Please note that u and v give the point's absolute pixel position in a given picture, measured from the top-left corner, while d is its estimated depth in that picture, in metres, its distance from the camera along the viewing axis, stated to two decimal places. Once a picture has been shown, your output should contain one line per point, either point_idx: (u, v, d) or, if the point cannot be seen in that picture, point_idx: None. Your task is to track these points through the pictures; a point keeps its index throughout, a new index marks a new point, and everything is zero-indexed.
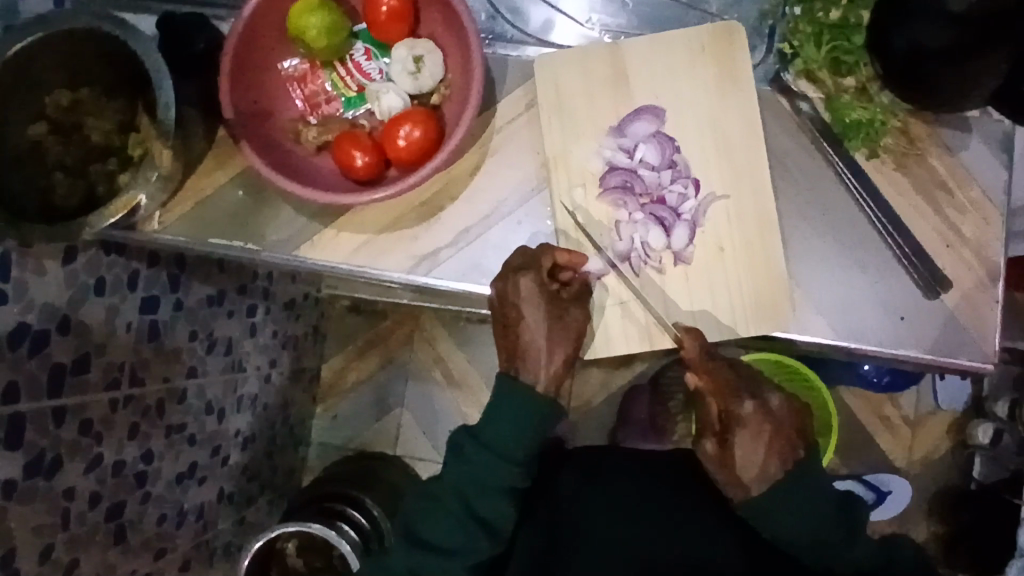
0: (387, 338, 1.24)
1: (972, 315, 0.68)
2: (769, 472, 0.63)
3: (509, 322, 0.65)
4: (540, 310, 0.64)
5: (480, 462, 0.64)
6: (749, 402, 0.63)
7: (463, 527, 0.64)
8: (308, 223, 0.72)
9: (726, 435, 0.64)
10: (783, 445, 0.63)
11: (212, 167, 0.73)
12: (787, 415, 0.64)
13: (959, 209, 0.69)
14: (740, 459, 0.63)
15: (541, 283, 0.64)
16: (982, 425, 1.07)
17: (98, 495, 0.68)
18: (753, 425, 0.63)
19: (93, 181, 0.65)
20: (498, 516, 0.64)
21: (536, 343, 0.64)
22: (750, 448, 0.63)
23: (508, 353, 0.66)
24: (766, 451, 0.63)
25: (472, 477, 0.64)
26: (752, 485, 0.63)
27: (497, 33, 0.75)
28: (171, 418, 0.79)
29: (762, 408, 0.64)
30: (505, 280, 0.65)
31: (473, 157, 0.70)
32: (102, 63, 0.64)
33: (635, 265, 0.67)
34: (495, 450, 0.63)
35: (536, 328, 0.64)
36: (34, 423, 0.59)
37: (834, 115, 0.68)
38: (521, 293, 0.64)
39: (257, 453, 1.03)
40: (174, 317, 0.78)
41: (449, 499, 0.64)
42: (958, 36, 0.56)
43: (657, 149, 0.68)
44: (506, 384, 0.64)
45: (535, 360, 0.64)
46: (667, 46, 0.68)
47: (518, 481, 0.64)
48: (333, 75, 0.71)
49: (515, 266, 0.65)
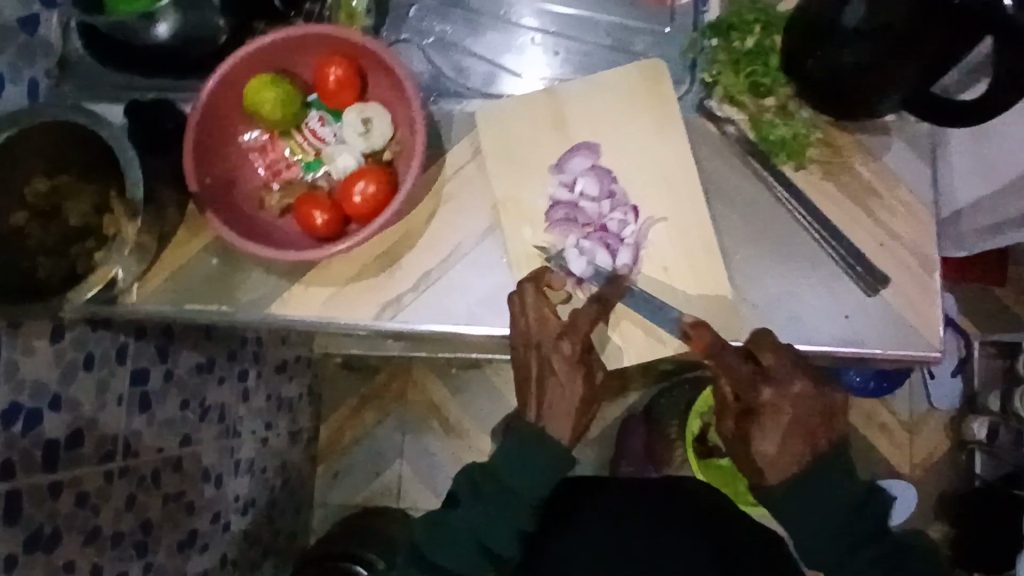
0: (379, 394, 1.37)
1: (912, 308, 0.71)
2: (787, 464, 0.63)
3: (541, 385, 0.65)
4: (576, 376, 0.64)
5: (496, 505, 0.66)
6: (766, 390, 0.62)
7: (471, 556, 0.66)
8: (278, 281, 0.75)
9: (746, 423, 0.64)
10: (805, 437, 0.63)
11: (185, 238, 0.76)
12: (809, 405, 0.62)
13: (889, 209, 0.73)
14: (758, 446, 0.63)
15: (578, 350, 0.65)
16: (977, 421, 1.16)
17: (97, 567, 0.77)
18: (772, 414, 0.62)
19: (73, 260, 0.70)
20: (507, 553, 0.67)
21: (569, 402, 0.64)
22: (768, 438, 0.63)
23: (537, 408, 0.65)
24: (785, 448, 0.63)
25: (494, 520, 0.66)
26: (770, 474, 0.64)
27: (441, 90, 0.79)
28: (167, 488, 0.89)
29: (780, 394, 0.62)
30: (545, 342, 0.65)
31: (428, 206, 0.74)
32: (80, 149, 0.69)
33: (611, 281, 0.69)
34: (521, 495, 0.66)
35: (570, 394, 0.64)
36: (32, 498, 0.67)
37: (759, 134, 0.73)
38: (559, 362, 0.64)
39: (257, 517, 1.14)
40: (165, 387, 0.88)
41: (464, 535, 0.66)
42: (869, 49, 0.61)
43: (596, 182, 0.72)
44: (531, 437, 0.65)
45: (562, 417, 0.64)
46: (597, 86, 0.73)
47: (528, 524, 0.67)
48: (291, 142, 0.76)
49: (546, 330, 0.65)
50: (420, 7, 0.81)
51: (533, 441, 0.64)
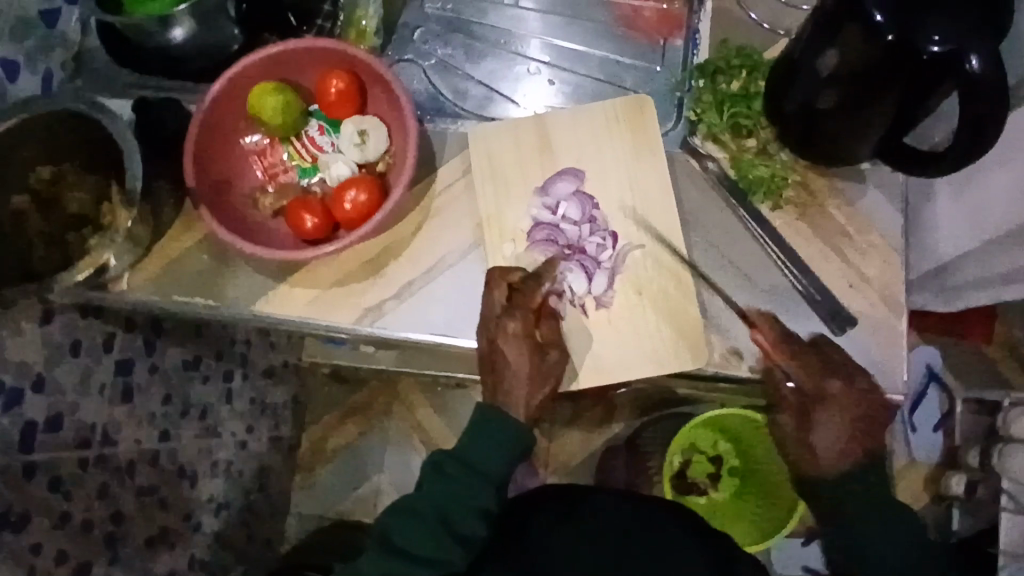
0: (365, 407, 1.39)
1: (879, 350, 0.73)
2: (844, 455, 0.71)
3: (494, 365, 0.70)
4: (524, 354, 0.69)
5: (459, 483, 0.68)
6: (835, 382, 0.69)
7: (434, 538, 0.67)
8: (265, 280, 0.77)
9: (810, 410, 0.71)
10: (859, 432, 0.70)
11: (179, 233, 0.78)
12: (869, 399, 0.70)
13: (861, 253, 0.75)
14: (820, 434, 0.70)
15: (527, 329, 0.70)
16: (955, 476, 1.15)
17: (65, 554, 0.77)
18: (839, 404, 0.69)
19: (69, 247, 0.72)
20: (472, 534, 0.69)
21: (517, 378, 0.69)
22: (831, 428, 0.70)
23: (492, 388, 0.70)
24: (844, 441, 0.70)
25: (459, 500, 0.68)
26: (826, 461, 0.71)
27: (438, 109, 0.82)
28: (141, 480, 0.90)
29: (848, 388, 0.69)
30: (494, 322, 0.70)
31: (415, 218, 0.77)
32: (82, 141, 0.72)
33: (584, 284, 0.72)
34: (485, 475, 0.68)
35: (522, 372, 0.69)
36: (5, 477, 0.69)
37: (739, 172, 0.75)
38: (507, 337, 0.69)
39: (231, 521, 1.13)
40: (149, 379, 0.91)
41: (427, 514, 0.68)
42: (837, 96, 0.64)
43: (577, 207, 0.75)
44: (490, 415, 0.69)
45: (515, 395, 0.69)
46: (585, 116, 0.77)
47: (492, 504, 0.69)
48: (290, 149, 0.79)
49: (502, 308, 0.70)
50: (426, 30, 0.85)
51: (493, 417, 0.68)
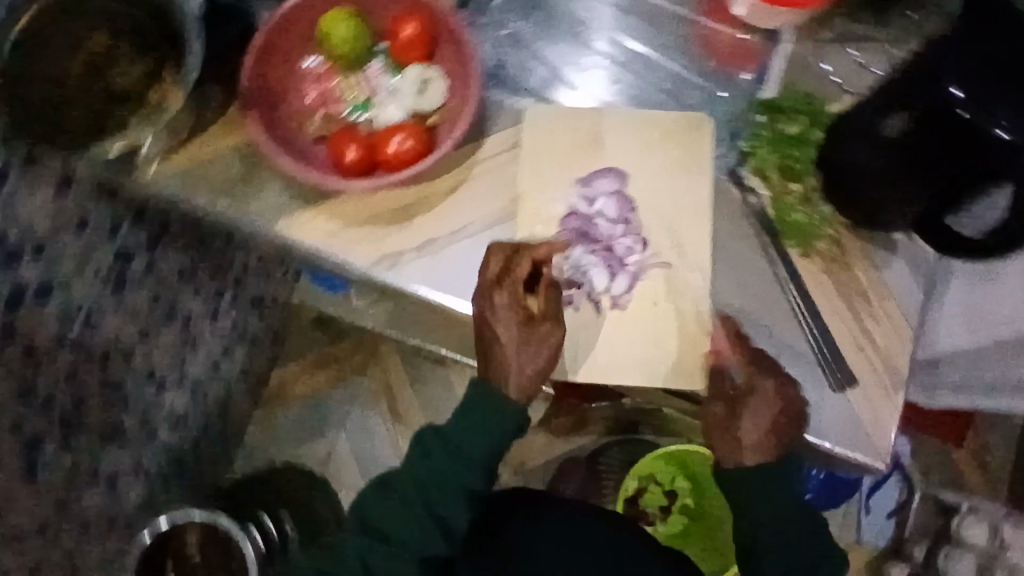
0: (342, 359, 1.37)
1: (870, 415, 0.73)
2: (765, 449, 0.68)
3: (486, 342, 0.70)
4: (511, 327, 0.68)
5: (443, 465, 0.70)
6: (766, 379, 0.70)
7: (414, 520, 0.70)
8: (290, 201, 0.77)
9: (740, 402, 0.70)
10: (780, 432, 0.69)
11: (217, 135, 0.78)
12: (797, 404, 0.70)
13: (875, 318, 0.75)
14: (745, 425, 0.69)
15: (515, 301, 0.69)
16: (897, 565, 1.14)
17: (20, 426, 0.76)
18: (768, 400, 0.69)
19: (109, 122, 0.72)
20: (451, 515, 0.70)
21: (507, 355, 0.68)
22: (756, 419, 0.69)
23: (486, 366, 0.70)
24: (767, 435, 0.68)
25: (441, 485, 0.70)
26: (747, 453, 0.68)
27: (501, 79, 0.82)
28: (110, 373, 0.89)
29: (777, 387, 0.70)
30: (482, 298, 0.70)
31: (453, 179, 0.76)
32: (147, 22, 0.72)
33: (605, 280, 0.73)
34: (471, 459, 0.69)
35: (511, 348, 0.68)
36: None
37: (778, 212, 0.76)
38: (494, 311, 0.69)
39: (185, 437, 1.12)
40: (144, 276, 0.91)
41: (410, 498, 0.70)
42: (893, 158, 0.66)
43: (615, 206, 0.75)
44: (485, 391, 0.69)
45: (506, 372, 0.68)
46: (643, 121, 0.77)
47: (473, 486, 0.70)
48: (346, 80, 0.78)
49: (491, 280, 0.70)
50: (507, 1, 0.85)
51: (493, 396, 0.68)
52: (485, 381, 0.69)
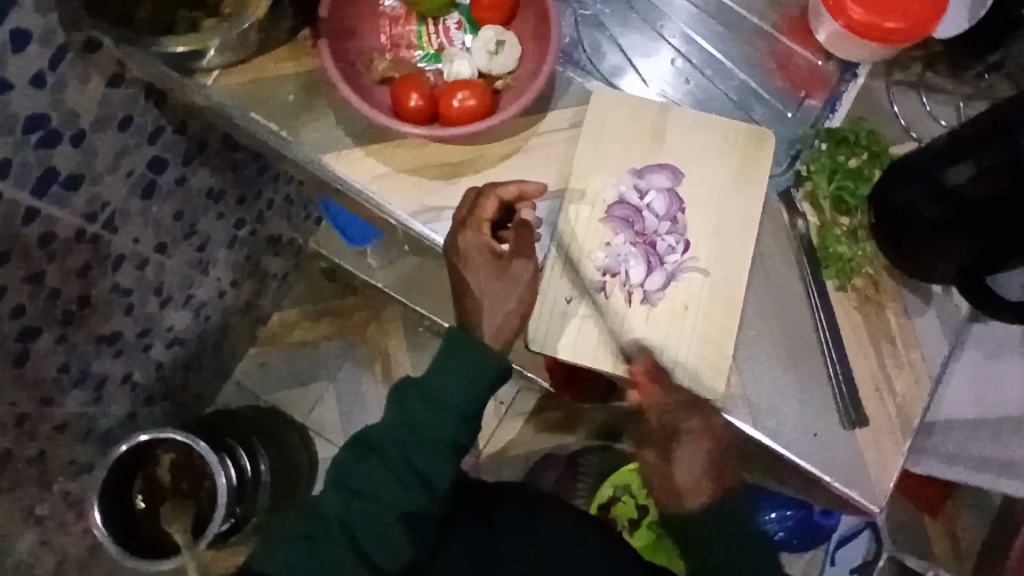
0: (345, 314, 1.36)
1: (876, 458, 0.73)
2: (701, 493, 0.78)
3: (459, 287, 0.68)
4: (480, 268, 0.67)
5: (425, 424, 0.70)
6: (693, 418, 0.72)
7: (396, 476, 0.71)
8: (343, 138, 0.75)
9: (668, 446, 0.77)
10: (710, 470, 0.77)
11: (283, 57, 0.75)
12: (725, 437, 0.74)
13: (897, 364, 0.75)
14: (680, 467, 0.77)
15: (483, 241, 0.67)
16: None
17: (20, 311, 0.77)
18: (695, 438, 0.73)
19: (177, 22, 0.71)
20: (434, 473, 0.71)
21: (481, 298, 0.67)
22: (689, 459, 0.76)
23: (462, 315, 0.69)
24: (703, 472, 0.77)
25: (423, 447, 0.70)
26: (687, 497, 0.78)
27: (573, 58, 0.82)
28: (119, 279, 0.89)
29: (705, 425, 0.72)
30: (449, 240, 0.68)
31: (508, 145, 0.75)
32: None
33: (641, 272, 0.72)
34: (449, 412, 0.69)
35: (481, 291, 0.67)
36: (4, 209, 0.69)
37: (822, 241, 0.75)
38: (461, 253, 0.67)
39: (178, 358, 1.11)
40: (172, 189, 0.89)
41: (394, 460, 0.71)
42: (948, 211, 0.66)
43: (665, 203, 0.75)
44: (462, 339, 0.67)
45: (486, 318, 0.67)
46: (706, 125, 0.77)
47: (459, 442, 0.71)
48: (422, 29, 0.79)
49: (458, 221, 0.68)
50: None
51: (467, 345, 0.67)
52: (455, 333, 0.67)
